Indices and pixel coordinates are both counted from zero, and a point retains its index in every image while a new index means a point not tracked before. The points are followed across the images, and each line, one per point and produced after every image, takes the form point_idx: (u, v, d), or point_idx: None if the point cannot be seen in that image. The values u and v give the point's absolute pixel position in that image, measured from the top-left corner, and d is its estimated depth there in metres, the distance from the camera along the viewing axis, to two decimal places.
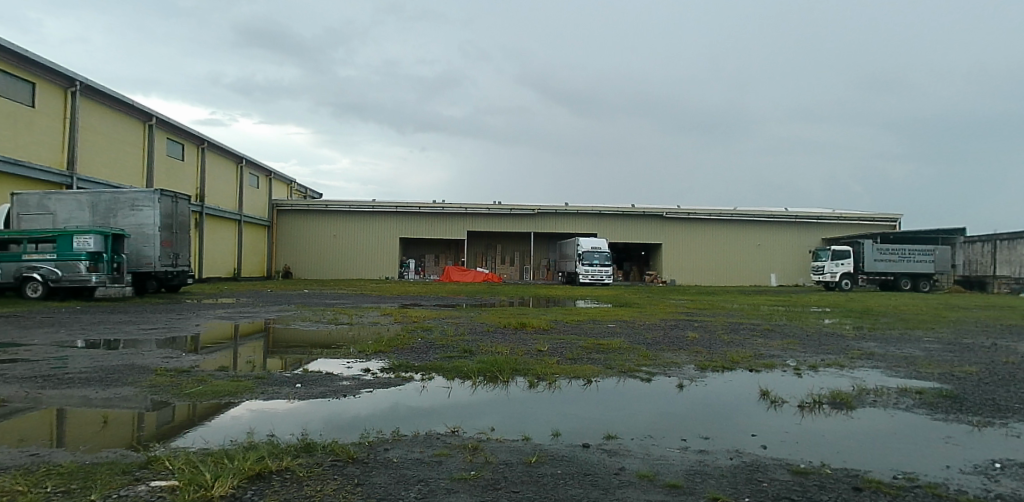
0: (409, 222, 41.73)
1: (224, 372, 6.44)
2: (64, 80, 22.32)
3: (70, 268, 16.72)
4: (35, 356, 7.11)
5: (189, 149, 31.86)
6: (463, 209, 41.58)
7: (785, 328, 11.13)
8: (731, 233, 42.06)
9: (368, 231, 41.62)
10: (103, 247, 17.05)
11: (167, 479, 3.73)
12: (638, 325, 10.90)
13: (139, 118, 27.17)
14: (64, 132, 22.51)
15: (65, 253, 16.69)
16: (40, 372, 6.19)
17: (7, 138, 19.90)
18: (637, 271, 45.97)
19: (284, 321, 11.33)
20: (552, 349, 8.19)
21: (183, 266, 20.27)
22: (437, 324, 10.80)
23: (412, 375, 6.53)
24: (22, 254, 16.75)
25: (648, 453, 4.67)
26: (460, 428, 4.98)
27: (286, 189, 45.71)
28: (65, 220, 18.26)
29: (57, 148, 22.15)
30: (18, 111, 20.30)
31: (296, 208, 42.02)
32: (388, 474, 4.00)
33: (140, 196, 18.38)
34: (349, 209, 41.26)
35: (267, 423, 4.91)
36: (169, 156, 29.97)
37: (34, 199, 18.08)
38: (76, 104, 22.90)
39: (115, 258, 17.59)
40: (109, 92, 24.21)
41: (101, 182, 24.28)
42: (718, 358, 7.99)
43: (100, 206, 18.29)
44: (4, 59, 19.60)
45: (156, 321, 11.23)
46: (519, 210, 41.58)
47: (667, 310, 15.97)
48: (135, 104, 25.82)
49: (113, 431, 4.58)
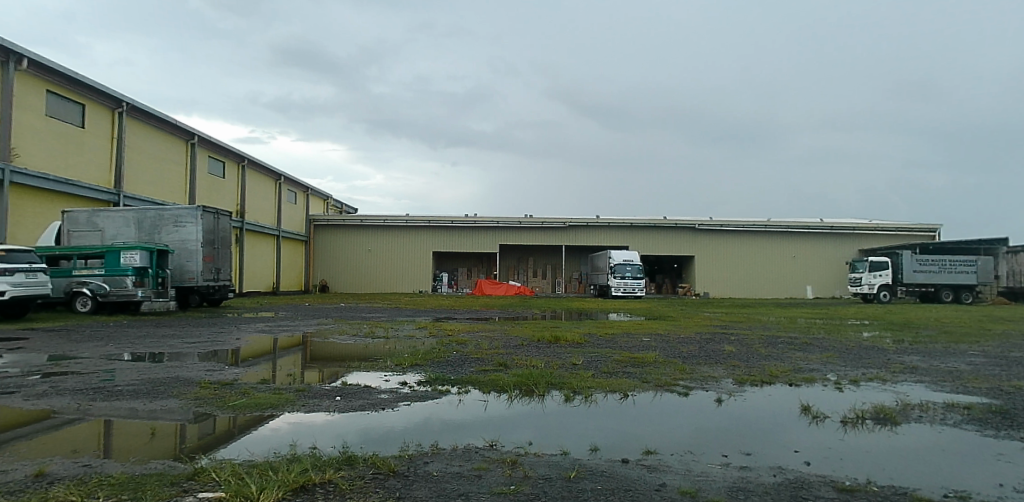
0: (441, 236, 42.00)
1: (265, 385, 6.48)
2: (112, 102, 23.07)
3: (117, 283, 17.09)
4: (86, 369, 7.21)
5: (229, 168, 32.69)
6: (494, 223, 41.72)
7: (825, 341, 10.85)
8: (765, 244, 41.46)
9: (400, 246, 42.01)
10: (148, 262, 17.42)
11: (215, 490, 3.92)
12: (674, 339, 10.78)
13: (183, 137, 27.93)
14: (111, 151, 23.22)
15: (113, 268, 17.03)
16: (91, 384, 6.28)
17: (57, 158, 20.62)
18: (669, 284, 45.56)
19: (321, 335, 11.40)
20: (587, 362, 8.10)
21: (224, 280, 20.59)
22: (470, 337, 10.74)
23: (448, 389, 6.49)
24: (72, 269, 17.22)
25: (689, 469, 4.62)
26: (497, 442, 4.95)
27: (321, 204, 46.55)
28: (112, 236, 18.79)
29: (105, 167, 22.91)
30: (68, 132, 21.15)
31: (332, 224, 42.72)
32: (429, 487, 4.08)
33: (184, 212, 18.85)
34: (383, 224, 41.86)
35: (308, 435, 4.96)
36: (211, 175, 30.82)
37: (83, 216, 18.72)
38: (122, 124, 23.62)
39: (160, 273, 17.95)
40: (153, 111, 24.92)
41: (146, 200, 25.01)
42: (757, 372, 7.76)
43: (146, 222, 18.77)
44: (56, 81, 20.46)
45: (200, 335, 11.37)
46: (552, 223, 41.59)
47: (701, 323, 15.82)
48: (178, 123, 26.54)
49: (160, 443, 4.68)
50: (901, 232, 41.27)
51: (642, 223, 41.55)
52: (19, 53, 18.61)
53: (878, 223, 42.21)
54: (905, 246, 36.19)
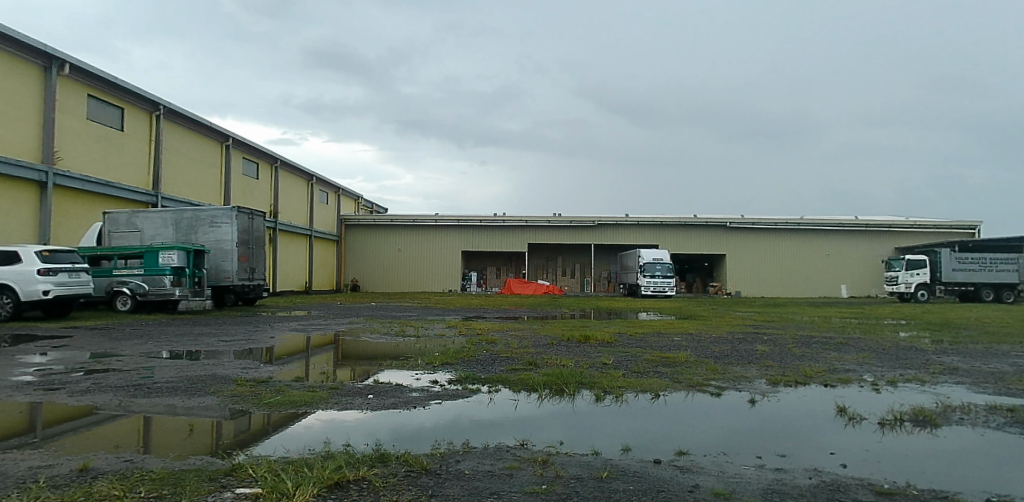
0: (469, 235, 42.13)
1: (299, 382, 6.57)
2: (150, 105, 23.69)
3: (156, 282, 17.47)
4: (126, 366, 7.39)
5: (263, 169, 33.36)
6: (523, 222, 41.73)
7: (862, 341, 10.60)
8: (798, 242, 40.76)
9: (430, 246, 42.31)
10: (186, 262, 17.81)
11: (252, 486, 3.99)
12: (705, 338, 10.64)
13: (218, 139, 28.61)
14: (149, 153, 23.85)
15: (151, 268, 17.45)
16: (131, 381, 6.43)
17: (98, 161, 21.24)
18: (700, 283, 45.05)
19: (353, 333, 11.56)
20: (618, 362, 8.05)
21: (258, 280, 20.97)
22: (500, 336, 10.75)
23: (479, 387, 6.50)
24: (113, 269, 17.68)
25: (722, 470, 4.55)
26: (528, 441, 4.94)
27: (353, 204, 47.22)
28: (151, 237, 19.22)
29: (143, 169, 23.52)
30: (109, 135, 21.76)
31: (363, 224, 43.30)
32: (461, 485, 4.10)
33: (220, 213, 19.24)
34: (413, 224, 42.21)
35: (341, 432, 5.02)
36: (245, 176, 31.47)
37: (123, 217, 19.18)
38: (160, 126, 24.26)
39: (196, 273, 18.33)
40: (189, 114, 25.55)
41: (183, 200, 25.65)
42: (791, 372, 7.62)
43: (183, 223, 19.19)
44: (96, 85, 21.06)
45: (235, 333, 11.60)
46: (581, 222, 41.45)
47: (732, 322, 15.62)
48: (213, 125, 27.18)
49: (198, 439, 4.77)
50: (938, 229, 40.23)
51: (672, 222, 41.18)
52: (61, 58, 19.20)
53: (915, 220, 41.19)
54: (943, 243, 35.27)
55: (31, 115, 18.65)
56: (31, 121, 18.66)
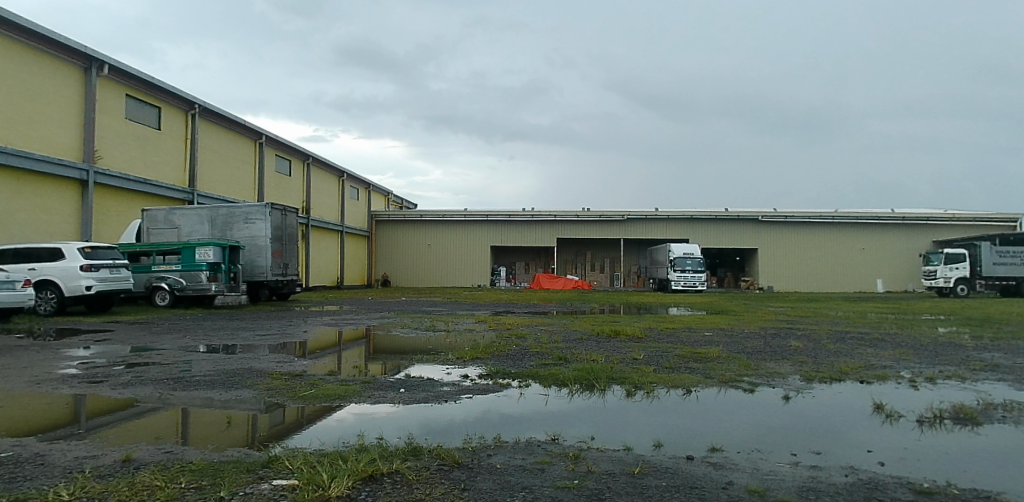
0: (498, 231, 42.22)
1: (333, 376, 6.66)
2: (186, 104, 24.24)
3: (193, 278, 17.85)
4: (166, 360, 7.57)
5: (295, 166, 33.94)
6: (551, 217, 41.63)
7: (899, 337, 10.34)
8: (832, 236, 39.97)
9: (458, 241, 42.55)
10: (221, 257, 18.19)
11: (288, 478, 4.06)
12: (737, 334, 10.50)
13: (251, 137, 29.18)
14: (185, 152, 24.41)
15: (189, 264, 17.86)
16: (171, 374, 6.60)
17: (136, 159, 21.77)
18: (732, 277, 44.57)
19: (384, 328, 11.70)
20: (648, 357, 7.99)
21: (292, 275, 21.33)
22: (530, 331, 10.76)
23: (509, 382, 6.52)
24: (152, 265, 18.15)
25: (756, 467, 4.49)
26: (560, 436, 4.93)
27: (384, 200, 47.79)
28: (188, 233, 19.61)
29: (180, 167, 24.08)
30: (147, 134, 22.29)
31: (393, 219, 43.81)
32: (493, 479, 4.11)
33: (254, 209, 19.57)
34: (442, 219, 42.49)
35: (374, 426, 5.08)
36: (278, 173, 32.05)
37: (161, 214, 19.60)
38: (195, 125, 24.82)
39: (231, 269, 18.69)
40: (223, 113, 26.10)
41: (218, 197, 26.25)
42: (825, 368, 7.48)
43: (219, 220, 19.57)
44: (134, 85, 21.57)
45: (270, 327, 11.83)
46: (609, 217, 41.20)
47: (765, 317, 15.41)
48: (246, 123, 27.72)
49: (235, 431, 4.87)
50: (978, 222, 39.07)
51: (702, 216, 40.76)
52: (100, 59, 19.70)
53: (953, 213, 40.07)
54: (983, 237, 34.24)
55: (73, 115, 19.16)
56: (73, 122, 19.19)
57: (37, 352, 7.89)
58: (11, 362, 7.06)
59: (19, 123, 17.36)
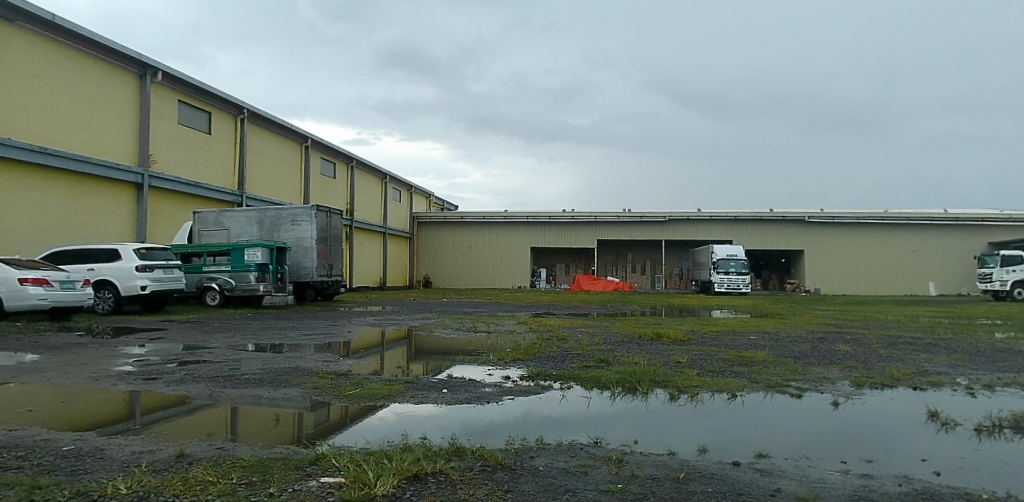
0: (538, 232, 42.22)
1: (377, 376, 6.76)
2: (235, 109, 24.98)
3: (241, 279, 18.33)
4: (217, 359, 7.79)
5: (340, 169, 34.60)
6: (592, 217, 41.34)
7: (954, 342, 9.96)
8: (882, 237, 38.78)
9: (499, 242, 42.74)
10: (269, 259, 18.63)
11: (335, 476, 4.13)
12: (783, 337, 10.27)
13: (297, 140, 29.89)
14: (234, 156, 25.16)
15: (238, 264, 18.33)
16: (221, 372, 6.79)
17: (188, 163, 22.49)
18: (777, 280, 43.64)
19: (426, 328, 11.83)
20: (692, 360, 7.88)
21: (336, 276, 21.74)
22: (570, 333, 10.71)
23: (551, 384, 6.51)
24: (203, 266, 18.70)
25: (804, 474, 4.38)
26: (602, 439, 4.90)
27: (425, 202, 48.42)
28: (237, 235, 20.17)
29: (229, 171, 24.84)
30: (198, 138, 23.03)
31: (435, 221, 44.35)
32: (536, 482, 4.10)
33: (300, 211, 20.02)
34: (482, 220, 42.76)
35: (416, 425, 5.12)
36: (324, 176, 32.72)
37: (212, 217, 20.22)
38: (244, 129, 25.56)
39: (279, 270, 19.14)
40: (271, 118, 26.80)
41: (265, 199, 26.97)
42: (876, 374, 7.27)
43: (267, 222, 20.07)
44: (186, 91, 22.31)
45: (315, 327, 12.09)
46: (651, 218, 40.73)
47: (812, 320, 15.05)
48: (292, 127, 28.42)
49: (282, 429, 4.97)
50: None
51: (746, 217, 39.91)
52: (154, 67, 20.43)
53: (1010, 213, 38.46)
54: None
55: (128, 121, 19.89)
56: (129, 127, 19.93)
57: (97, 349, 8.21)
58: (73, 360, 7.35)
59: (78, 128, 18.06)
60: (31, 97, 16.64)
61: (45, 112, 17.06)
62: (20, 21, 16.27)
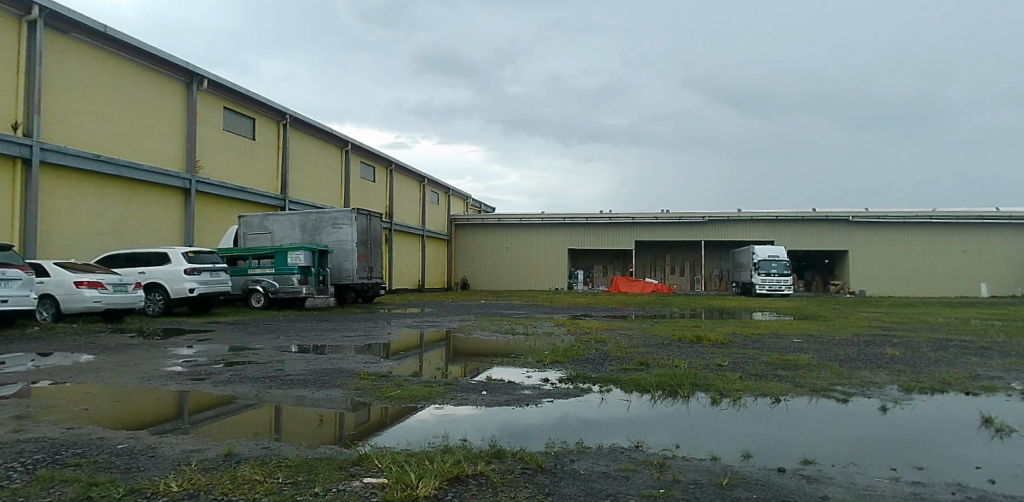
0: (575, 234, 42.06)
1: (417, 377, 6.83)
2: (277, 114, 25.55)
3: (285, 281, 18.73)
4: (262, 360, 7.98)
5: (379, 172, 35.09)
6: (631, 218, 40.94)
7: (1008, 345, 9.58)
8: (931, 237, 37.59)
9: (536, 244, 42.75)
10: (311, 261, 18.98)
11: (378, 476, 4.18)
12: (827, 340, 10.03)
13: (337, 145, 30.41)
14: (276, 160, 25.74)
15: (281, 267, 18.74)
16: (266, 372, 6.94)
17: (232, 168, 23.12)
18: (821, 281, 42.54)
19: (465, 330, 11.90)
20: (733, 364, 7.75)
21: (376, 278, 22.02)
22: (609, 335, 10.63)
23: (590, 386, 6.47)
24: (248, 269, 19.15)
25: (853, 482, 4.26)
26: (643, 443, 4.85)
27: (461, 204, 48.83)
28: (281, 238, 20.64)
29: (272, 175, 25.42)
30: (242, 144, 23.62)
31: (473, 223, 44.67)
32: (577, 486, 4.08)
33: (341, 214, 20.37)
34: (520, 222, 42.89)
35: (457, 427, 5.15)
36: (363, 179, 33.23)
37: (256, 220, 20.75)
38: (286, 134, 26.11)
39: (320, 272, 19.47)
40: (312, 122, 27.31)
41: (307, 203, 27.51)
42: (926, 378, 7.04)
43: (308, 225, 20.44)
44: (231, 98, 22.90)
45: (356, 329, 12.28)
46: (690, 218, 40.19)
47: (857, 323, 14.66)
48: (333, 132, 28.91)
49: (324, 429, 5.06)
50: None
51: (788, 217, 39.02)
52: (201, 75, 21.00)
53: None
54: None
55: (177, 128, 20.52)
56: (177, 134, 20.56)
57: (148, 350, 8.49)
58: (126, 361, 7.61)
59: (129, 135, 18.69)
60: (84, 106, 17.27)
61: (98, 120, 17.67)
62: (74, 34, 16.86)
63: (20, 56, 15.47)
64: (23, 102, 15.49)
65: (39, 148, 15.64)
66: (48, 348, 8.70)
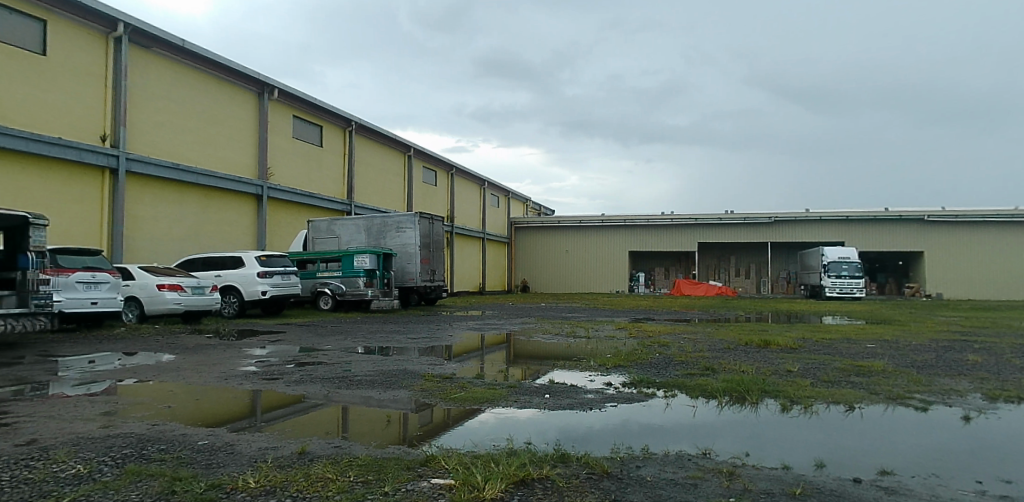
0: (635, 236, 41.54)
1: (480, 380, 6.90)
2: (343, 121, 26.24)
3: (351, 283, 19.31)
4: (331, 360, 8.25)
5: (440, 176, 35.60)
6: (693, 220, 40.19)
7: None
8: (1014, 238, 35.61)
9: (597, 246, 42.51)
10: (376, 264, 19.49)
11: (444, 477, 4.24)
12: (904, 346, 9.60)
13: (400, 150, 31.01)
14: (342, 166, 26.44)
15: (348, 270, 19.30)
16: (335, 373, 7.17)
17: (301, 174, 23.95)
18: (894, 284, 40.59)
19: (526, 333, 11.94)
20: (804, 370, 7.52)
21: (438, 281, 22.37)
22: (673, 339, 10.42)
23: (654, 391, 6.41)
24: (316, 272, 19.72)
25: (936, 495, 4.05)
26: (711, 451, 4.75)
27: (520, 207, 49.13)
28: (347, 241, 21.18)
29: (338, 181, 26.13)
30: (309, 151, 24.39)
31: (532, 226, 44.89)
32: (643, 492, 4.04)
33: (404, 218, 20.80)
34: (579, 224, 42.83)
35: (521, 430, 5.16)
36: (424, 183, 33.78)
37: (324, 224, 21.40)
38: (351, 140, 26.79)
39: (384, 274, 19.96)
40: (376, 128, 27.92)
41: (372, 207, 28.17)
42: (1013, 386, 6.63)
43: (374, 229, 20.94)
44: (298, 106, 23.68)
45: (419, 331, 12.50)
46: (755, 219, 39.16)
47: (936, 328, 13.99)
48: (395, 137, 29.49)
49: (389, 429, 5.17)
50: None
51: (858, 217, 37.67)
52: (271, 85, 21.80)
53: None
54: None
55: (250, 137, 21.38)
56: (250, 143, 21.41)
57: (224, 350, 8.90)
58: (204, 361, 8.00)
59: (205, 143, 19.56)
60: (165, 117, 18.17)
61: (178, 130, 18.57)
62: (156, 49, 17.76)
63: (108, 71, 16.39)
64: (111, 114, 16.39)
65: (125, 158, 16.55)
66: (132, 347, 9.21)
